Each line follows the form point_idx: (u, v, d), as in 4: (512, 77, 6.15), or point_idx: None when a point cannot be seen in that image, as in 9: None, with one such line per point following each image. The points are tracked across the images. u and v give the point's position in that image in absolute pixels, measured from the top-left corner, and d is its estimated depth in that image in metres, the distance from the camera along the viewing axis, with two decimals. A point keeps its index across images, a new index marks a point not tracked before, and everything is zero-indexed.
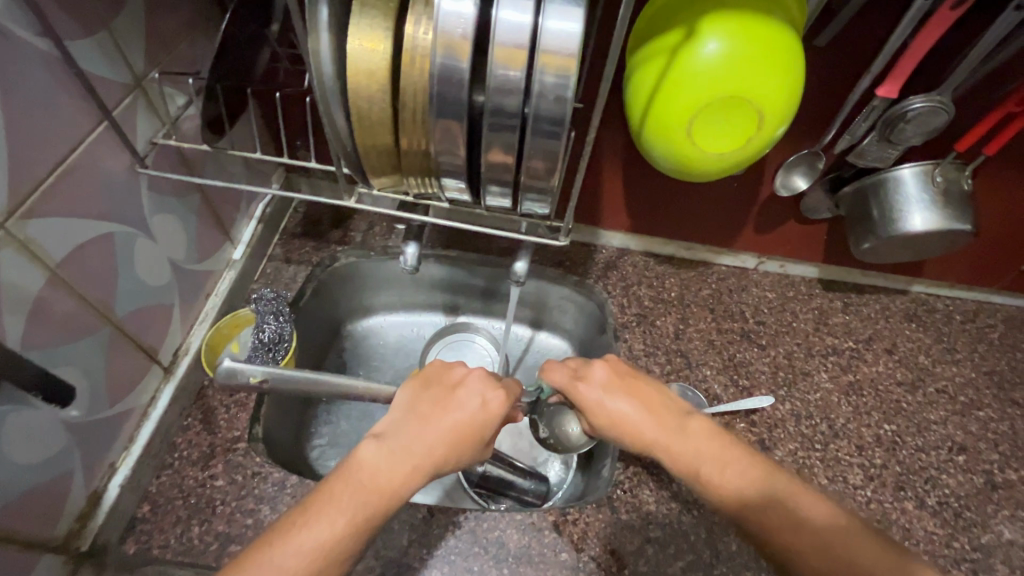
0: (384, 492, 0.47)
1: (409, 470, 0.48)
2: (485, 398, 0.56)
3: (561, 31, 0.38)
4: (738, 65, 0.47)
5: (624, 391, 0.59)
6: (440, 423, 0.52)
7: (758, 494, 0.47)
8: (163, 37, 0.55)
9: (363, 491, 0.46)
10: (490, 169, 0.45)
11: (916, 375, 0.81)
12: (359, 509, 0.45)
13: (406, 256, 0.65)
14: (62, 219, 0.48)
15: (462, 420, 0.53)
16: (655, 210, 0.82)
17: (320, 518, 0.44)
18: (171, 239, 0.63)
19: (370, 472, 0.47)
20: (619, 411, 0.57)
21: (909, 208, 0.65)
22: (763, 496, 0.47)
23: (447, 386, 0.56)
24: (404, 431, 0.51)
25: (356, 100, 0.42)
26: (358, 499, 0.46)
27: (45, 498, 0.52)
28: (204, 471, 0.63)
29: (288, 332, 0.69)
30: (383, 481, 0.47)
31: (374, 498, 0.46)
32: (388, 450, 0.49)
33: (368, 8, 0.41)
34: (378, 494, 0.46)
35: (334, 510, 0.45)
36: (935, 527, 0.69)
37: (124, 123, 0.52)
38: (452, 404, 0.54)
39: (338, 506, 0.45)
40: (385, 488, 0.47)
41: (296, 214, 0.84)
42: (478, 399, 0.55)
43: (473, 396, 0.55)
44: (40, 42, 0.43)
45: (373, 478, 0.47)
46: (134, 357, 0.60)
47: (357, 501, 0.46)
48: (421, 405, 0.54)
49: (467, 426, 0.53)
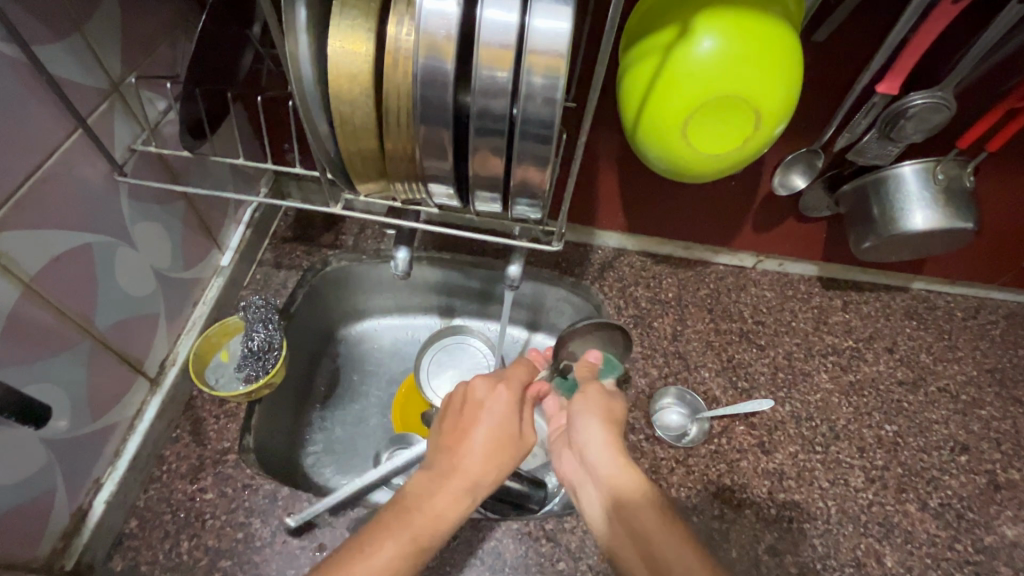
0: (436, 522, 0.48)
1: (456, 498, 0.49)
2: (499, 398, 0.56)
3: (549, 31, 0.36)
4: (734, 64, 0.45)
5: (614, 397, 0.63)
6: (468, 441, 0.53)
7: (642, 503, 0.50)
8: (140, 40, 0.53)
9: (414, 527, 0.47)
10: (479, 174, 0.43)
11: (918, 375, 0.80)
12: (415, 543, 0.46)
13: (397, 262, 0.63)
14: (34, 230, 0.46)
15: (487, 434, 0.53)
16: (652, 210, 0.81)
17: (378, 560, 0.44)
18: (155, 247, 0.61)
19: (416, 509, 0.48)
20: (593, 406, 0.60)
21: (909, 207, 0.64)
22: (644, 506, 0.50)
23: (461, 404, 0.56)
24: (438, 460, 0.52)
25: (338, 105, 0.41)
26: (411, 535, 0.46)
27: (27, 518, 0.51)
28: (193, 484, 0.62)
29: (277, 340, 0.67)
30: (433, 513, 0.48)
31: (426, 530, 0.47)
32: (428, 486, 0.50)
33: (349, 8, 0.39)
34: (432, 526, 0.47)
35: (389, 548, 0.45)
36: (937, 530, 0.68)
37: (101, 130, 0.51)
38: (472, 421, 0.54)
39: (388, 540, 0.46)
40: (437, 519, 0.48)
41: (286, 218, 0.82)
42: (493, 402, 0.56)
43: (489, 403, 0.56)
44: (7, 48, 0.41)
45: (421, 510, 0.48)
46: (118, 369, 0.59)
47: (412, 535, 0.46)
48: (443, 433, 0.54)
49: (493, 436, 0.53)
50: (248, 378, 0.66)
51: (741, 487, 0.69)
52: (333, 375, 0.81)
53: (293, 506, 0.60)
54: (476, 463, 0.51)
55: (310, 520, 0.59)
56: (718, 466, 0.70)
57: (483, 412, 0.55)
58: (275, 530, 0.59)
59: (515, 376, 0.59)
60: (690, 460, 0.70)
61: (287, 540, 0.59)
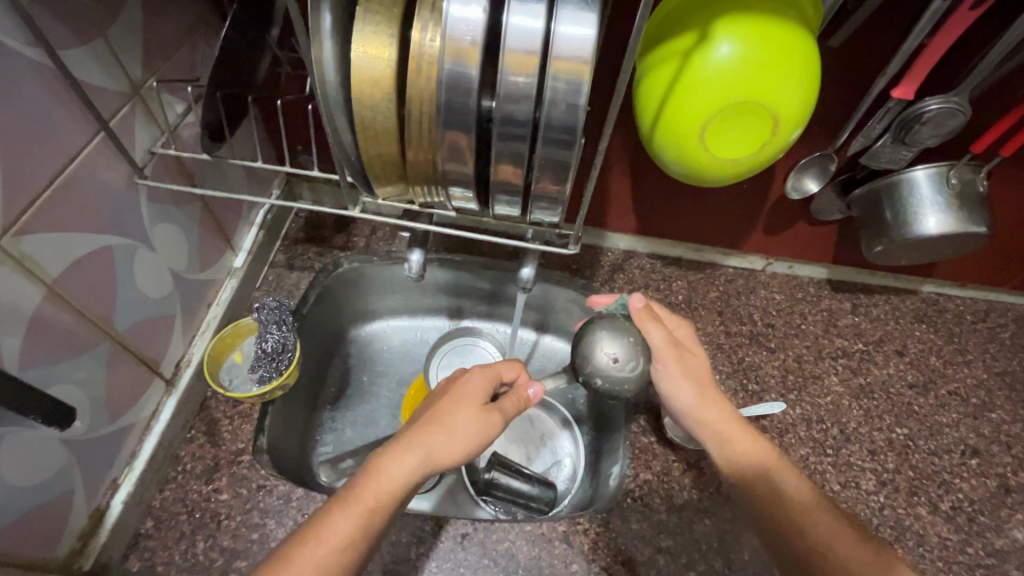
0: (392, 489, 0.48)
1: (414, 464, 0.49)
2: (477, 380, 0.55)
3: (574, 37, 0.37)
4: (752, 70, 0.45)
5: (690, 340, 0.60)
6: (447, 414, 0.52)
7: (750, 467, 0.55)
8: (160, 43, 0.53)
9: (370, 493, 0.47)
10: (499, 178, 0.44)
11: (928, 377, 0.80)
12: (368, 512, 0.46)
13: (411, 264, 0.64)
14: (58, 233, 0.46)
15: (460, 409, 0.52)
16: (663, 212, 0.81)
17: (332, 525, 0.45)
18: (172, 249, 0.62)
19: (377, 476, 0.48)
20: (672, 367, 0.58)
21: (922, 210, 0.64)
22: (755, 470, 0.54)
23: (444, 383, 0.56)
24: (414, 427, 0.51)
25: (360, 109, 0.41)
26: (367, 503, 0.47)
27: (47, 518, 0.51)
28: (208, 484, 0.62)
29: (291, 342, 0.67)
30: (391, 480, 0.48)
31: (382, 498, 0.47)
32: (391, 447, 0.50)
33: (372, 13, 0.40)
34: (388, 492, 0.47)
35: (345, 515, 0.46)
36: (949, 533, 0.68)
37: (122, 133, 0.51)
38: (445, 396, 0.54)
39: (346, 511, 0.46)
40: (393, 484, 0.48)
41: (297, 220, 0.83)
42: (470, 383, 0.55)
43: (466, 381, 0.55)
44: (33, 53, 0.42)
45: (380, 478, 0.48)
46: (135, 370, 0.59)
47: (368, 502, 0.47)
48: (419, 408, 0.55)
49: (463, 408, 0.53)
50: (261, 379, 0.66)
51: None
52: (344, 376, 0.81)
53: (308, 506, 0.61)
54: (439, 427, 0.51)
55: None
56: None
57: (458, 389, 0.54)
58: (291, 531, 0.59)
59: (498, 368, 0.59)
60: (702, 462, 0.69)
61: None
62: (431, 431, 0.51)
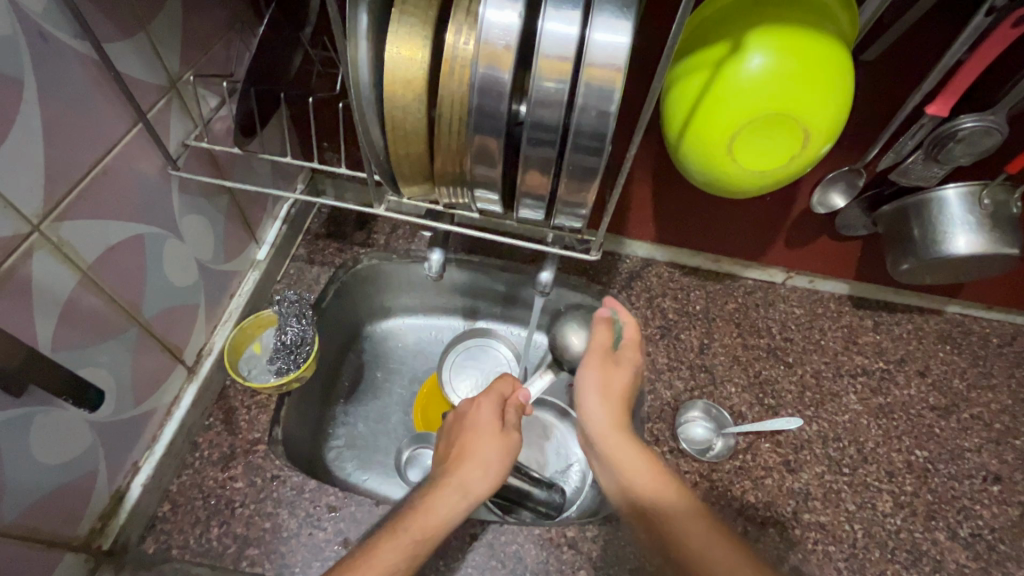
0: (439, 526, 0.51)
1: (456, 502, 0.52)
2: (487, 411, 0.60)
3: (609, 44, 0.37)
4: (785, 82, 0.45)
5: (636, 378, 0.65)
6: (478, 450, 0.56)
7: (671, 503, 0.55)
8: (197, 38, 0.55)
9: (418, 525, 0.50)
10: (526, 182, 0.44)
11: (950, 401, 0.78)
12: (415, 544, 0.49)
13: (430, 262, 0.66)
14: (94, 222, 0.48)
15: (482, 443, 0.57)
16: (683, 223, 0.81)
17: (382, 555, 0.47)
18: (199, 239, 0.63)
19: (424, 512, 0.51)
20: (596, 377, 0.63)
21: (952, 229, 0.63)
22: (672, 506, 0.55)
23: (461, 421, 0.61)
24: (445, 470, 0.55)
25: (391, 110, 0.42)
26: (413, 537, 0.49)
27: (71, 497, 0.52)
28: (224, 471, 0.63)
29: (310, 335, 0.68)
30: (436, 516, 0.51)
31: (428, 531, 0.50)
32: (434, 491, 0.53)
33: (406, 14, 0.40)
34: (434, 527, 0.50)
35: (394, 544, 0.48)
36: (967, 560, 0.67)
37: (158, 124, 0.52)
38: (468, 433, 0.59)
39: (391, 542, 0.48)
40: (437, 520, 0.51)
41: (319, 215, 0.84)
42: (483, 415, 0.60)
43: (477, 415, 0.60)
44: (79, 45, 0.43)
45: (425, 514, 0.51)
46: (160, 356, 0.60)
47: (417, 538, 0.49)
48: (444, 448, 0.59)
49: (487, 440, 0.58)
50: (279, 371, 0.67)
51: (765, 505, 0.68)
52: (358, 371, 0.82)
53: (320, 499, 0.62)
54: (467, 460, 0.56)
55: (336, 514, 0.61)
56: (743, 482, 0.70)
57: (474, 424, 0.59)
58: (303, 522, 0.60)
59: (496, 388, 0.64)
60: (714, 475, 0.70)
61: (313, 533, 0.60)
62: (462, 468, 0.55)
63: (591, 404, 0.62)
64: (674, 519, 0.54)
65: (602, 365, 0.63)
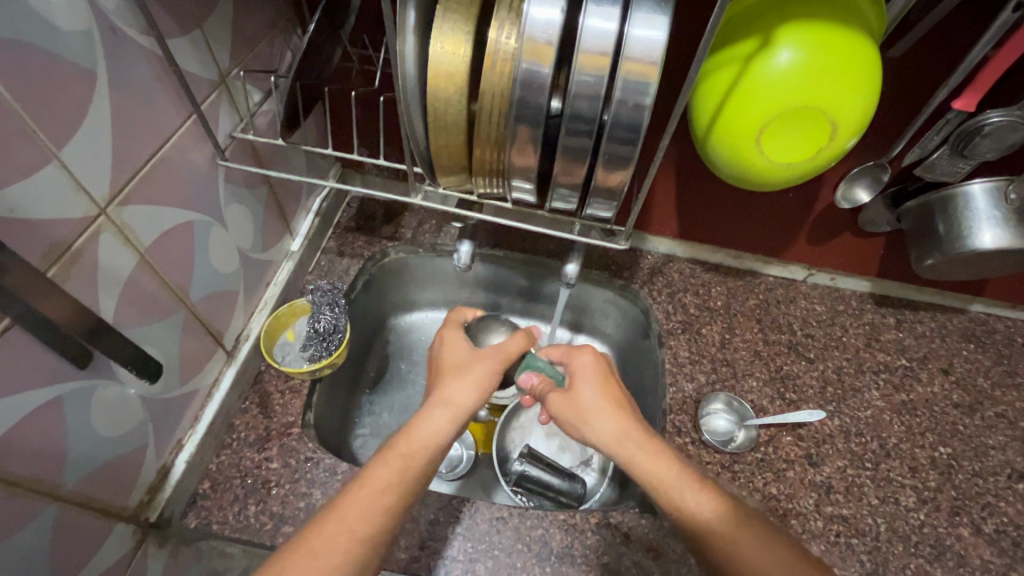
0: (425, 436, 0.53)
1: (442, 416, 0.55)
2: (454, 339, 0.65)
3: (647, 39, 0.38)
4: (814, 75, 0.46)
5: (596, 382, 0.62)
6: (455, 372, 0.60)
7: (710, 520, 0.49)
8: (245, 36, 0.58)
9: (404, 441, 0.52)
10: (562, 171, 0.46)
11: (974, 399, 0.78)
12: (406, 459, 0.50)
13: (460, 253, 0.73)
14: (151, 207, 0.50)
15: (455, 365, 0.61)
16: (704, 219, 0.82)
17: (375, 473, 0.49)
18: (240, 229, 0.66)
19: (408, 433, 0.53)
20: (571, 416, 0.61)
21: (978, 224, 0.63)
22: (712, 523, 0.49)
23: (434, 369, 0.63)
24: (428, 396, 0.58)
25: (434, 102, 0.44)
26: (402, 453, 0.51)
27: (124, 471, 0.54)
28: (260, 452, 0.66)
29: (342, 324, 0.71)
30: (421, 431, 0.53)
31: (416, 446, 0.52)
32: (419, 415, 0.54)
33: (450, 11, 0.42)
34: (419, 441, 0.52)
35: (384, 462, 0.50)
36: (991, 556, 0.67)
37: (209, 117, 0.55)
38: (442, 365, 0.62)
39: (384, 462, 0.50)
40: (424, 436, 0.53)
41: (349, 209, 0.86)
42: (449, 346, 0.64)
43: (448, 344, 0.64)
44: (144, 40, 0.46)
45: (411, 432, 0.53)
46: (203, 339, 0.63)
47: (404, 454, 0.51)
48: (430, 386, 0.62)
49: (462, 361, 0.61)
50: (312, 357, 0.70)
51: (787, 496, 0.69)
52: (383, 361, 0.85)
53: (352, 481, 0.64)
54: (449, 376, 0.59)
55: None
56: (765, 474, 0.70)
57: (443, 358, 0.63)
58: None
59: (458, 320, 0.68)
60: (736, 466, 0.71)
61: None
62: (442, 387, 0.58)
63: (609, 421, 0.58)
64: (729, 543, 0.48)
65: (588, 387, 0.62)
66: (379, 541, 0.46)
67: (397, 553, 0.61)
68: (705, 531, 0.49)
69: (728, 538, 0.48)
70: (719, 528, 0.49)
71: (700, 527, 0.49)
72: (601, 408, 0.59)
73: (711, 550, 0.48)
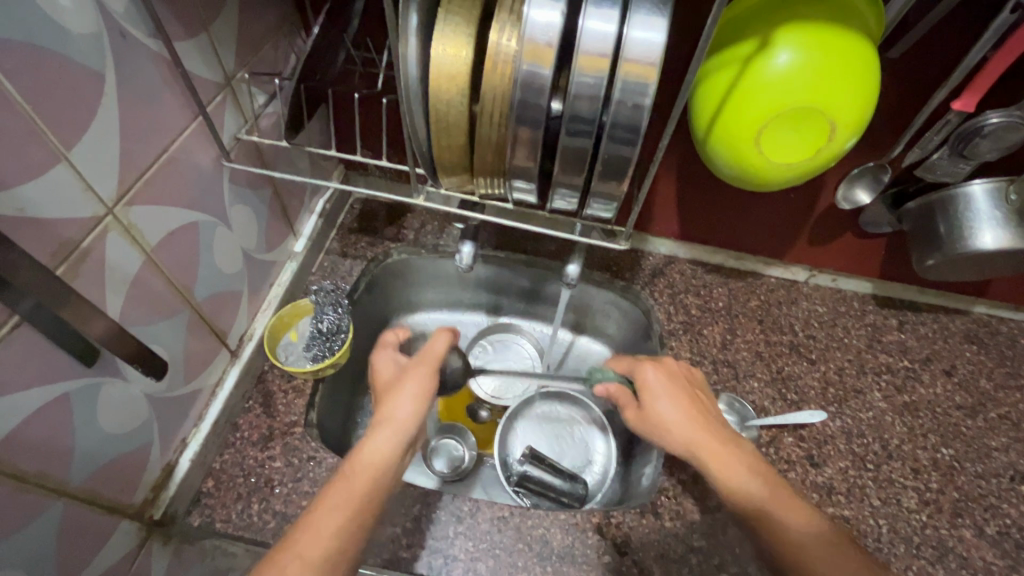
0: (370, 458, 0.52)
1: (384, 436, 0.53)
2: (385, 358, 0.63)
3: (645, 41, 0.39)
4: (813, 76, 0.47)
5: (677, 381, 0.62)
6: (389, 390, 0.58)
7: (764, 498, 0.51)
8: (251, 40, 0.58)
9: (349, 468, 0.51)
10: (561, 172, 0.46)
11: (977, 400, 0.78)
12: (353, 484, 0.50)
13: (463, 254, 0.72)
14: (156, 207, 0.51)
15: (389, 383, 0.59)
16: (705, 220, 0.82)
17: (324, 503, 0.48)
18: (245, 230, 0.67)
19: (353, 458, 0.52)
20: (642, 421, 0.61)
21: (978, 225, 0.63)
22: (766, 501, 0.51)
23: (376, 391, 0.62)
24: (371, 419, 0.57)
25: (435, 104, 0.44)
26: (348, 479, 0.50)
27: (130, 468, 0.55)
28: (263, 451, 0.66)
29: (345, 324, 0.72)
30: (365, 455, 0.52)
31: (363, 469, 0.51)
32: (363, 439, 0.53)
33: (452, 14, 0.43)
34: (364, 464, 0.51)
35: (330, 491, 0.49)
36: (994, 558, 0.66)
37: (215, 118, 0.56)
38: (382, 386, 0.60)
39: (331, 490, 0.49)
40: (367, 457, 0.52)
41: (352, 210, 0.87)
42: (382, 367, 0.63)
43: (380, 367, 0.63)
44: (152, 43, 0.47)
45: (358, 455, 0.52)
46: (208, 338, 0.64)
47: (350, 478, 0.50)
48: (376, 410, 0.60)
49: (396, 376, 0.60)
50: (316, 357, 0.70)
51: None
52: None
53: None
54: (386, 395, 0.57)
55: None
56: None
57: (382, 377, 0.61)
58: None
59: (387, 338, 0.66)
60: None
61: None
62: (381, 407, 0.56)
63: (682, 416, 0.58)
64: (781, 517, 0.49)
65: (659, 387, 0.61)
66: (336, 560, 0.46)
67: (399, 552, 0.61)
68: (758, 508, 0.51)
69: (785, 515, 0.50)
70: (773, 504, 0.50)
71: (753, 504, 0.51)
72: (680, 408, 0.59)
73: (762, 529, 0.50)
